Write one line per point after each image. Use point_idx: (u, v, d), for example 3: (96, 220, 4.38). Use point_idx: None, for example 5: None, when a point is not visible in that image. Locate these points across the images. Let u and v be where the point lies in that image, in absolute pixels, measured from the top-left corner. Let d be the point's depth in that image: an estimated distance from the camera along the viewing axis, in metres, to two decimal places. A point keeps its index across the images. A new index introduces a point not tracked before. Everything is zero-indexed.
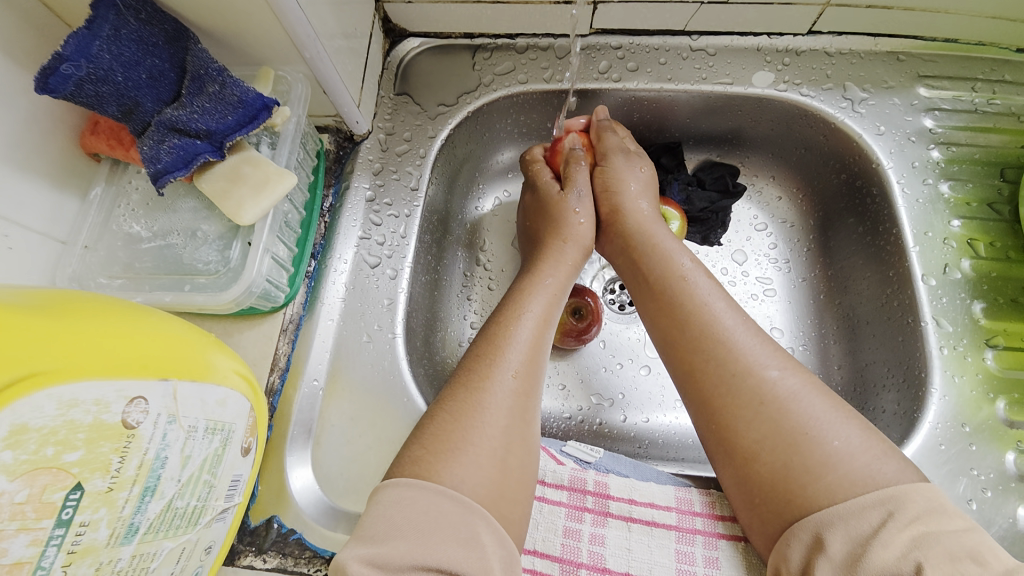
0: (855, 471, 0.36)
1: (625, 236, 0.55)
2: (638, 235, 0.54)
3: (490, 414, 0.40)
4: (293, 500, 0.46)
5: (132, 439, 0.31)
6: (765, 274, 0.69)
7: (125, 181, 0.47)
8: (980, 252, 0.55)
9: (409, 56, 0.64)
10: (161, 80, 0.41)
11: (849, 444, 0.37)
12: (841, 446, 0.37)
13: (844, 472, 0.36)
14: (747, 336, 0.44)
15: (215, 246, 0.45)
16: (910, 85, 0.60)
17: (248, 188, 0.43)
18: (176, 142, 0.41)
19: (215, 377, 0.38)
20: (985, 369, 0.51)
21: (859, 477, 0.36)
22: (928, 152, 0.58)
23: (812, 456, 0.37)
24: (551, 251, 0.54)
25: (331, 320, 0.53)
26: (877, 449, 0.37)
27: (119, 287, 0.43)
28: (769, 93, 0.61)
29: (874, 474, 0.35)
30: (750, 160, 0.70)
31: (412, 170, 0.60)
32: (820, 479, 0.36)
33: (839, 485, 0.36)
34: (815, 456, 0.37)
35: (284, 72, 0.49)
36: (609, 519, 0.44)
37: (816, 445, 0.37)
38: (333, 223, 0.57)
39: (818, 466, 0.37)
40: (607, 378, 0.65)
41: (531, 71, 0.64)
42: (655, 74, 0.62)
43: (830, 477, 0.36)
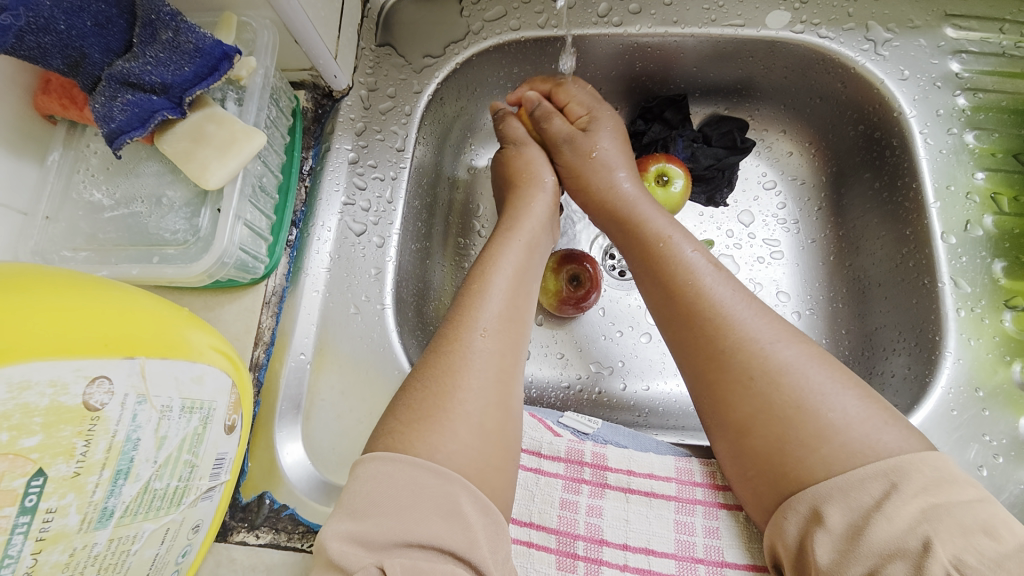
0: (853, 441, 0.35)
1: (609, 208, 0.52)
2: (625, 207, 0.51)
3: (464, 377, 0.38)
4: (284, 477, 0.45)
5: (96, 422, 0.29)
6: (772, 235, 0.66)
7: (83, 144, 0.43)
8: (1004, 208, 0.51)
9: (391, 1, 0.59)
10: (110, 28, 0.38)
11: (846, 415, 0.36)
12: (837, 415, 0.36)
13: (840, 443, 0.35)
14: (739, 305, 0.41)
15: (182, 213, 0.42)
16: (937, 25, 0.55)
17: (213, 148, 0.40)
18: (129, 97, 0.37)
19: (188, 354, 0.35)
20: (1003, 332, 0.48)
21: (857, 447, 0.34)
22: (954, 99, 0.54)
23: (806, 428, 0.36)
24: (523, 204, 0.52)
25: (317, 291, 0.51)
26: (877, 417, 0.36)
27: (84, 260, 0.41)
28: (783, 36, 0.56)
29: (872, 443, 0.34)
30: (760, 112, 0.66)
31: (397, 129, 0.56)
32: (818, 450, 0.35)
33: (834, 457, 0.34)
34: (809, 429, 0.36)
35: (248, 18, 0.45)
36: (607, 490, 0.43)
37: (811, 416, 0.36)
38: (314, 187, 0.53)
39: (812, 438, 0.35)
40: (607, 347, 0.63)
41: (524, 16, 0.58)
42: (660, 16, 0.57)
43: (825, 449, 0.35)
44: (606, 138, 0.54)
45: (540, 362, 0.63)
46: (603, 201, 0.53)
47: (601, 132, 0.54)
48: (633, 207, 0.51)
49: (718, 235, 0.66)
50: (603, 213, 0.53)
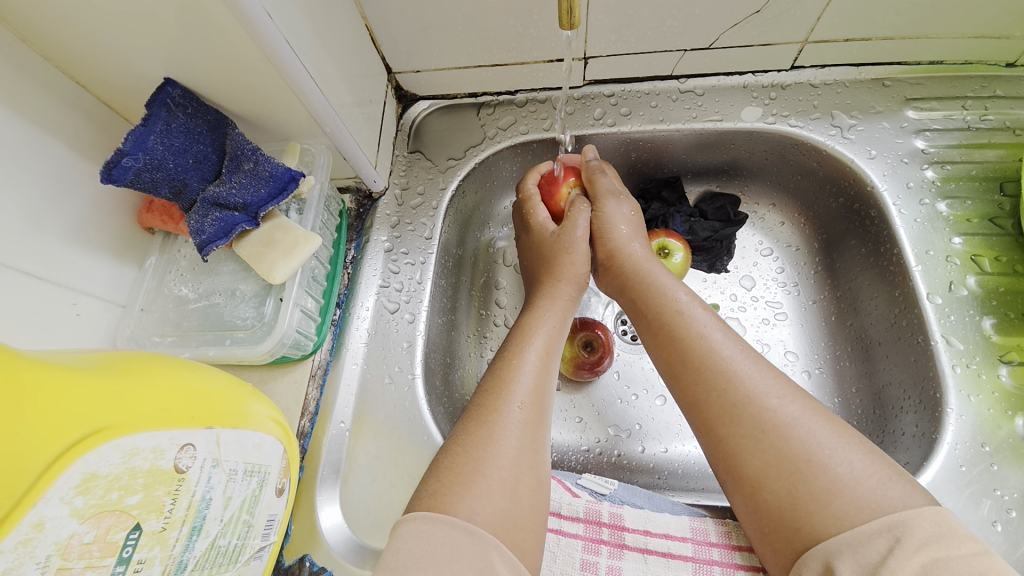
0: (859, 497, 0.36)
1: (624, 276, 0.57)
2: (634, 274, 0.56)
3: (501, 445, 0.42)
4: (323, 540, 0.49)
5: (182, 483, 0.35)
6: (774, 297, 0.70)
7: (176, 250, 0.53)
8: (985, 268, 0.55)
9: (420, 117, 0.71)
10: (205, 162, 0.47)
11: (854, 469, 0.38)
12: (844, 470, 0.38)
13: (849, 499, 0.36)
14: (746, 362, 0.45)
15: (251, 303, 0.50)
16: (899, 109, 0.62)
17: (279, 251, 0.49)
18: (218, 215, 0.47)
19: (252, 424, 0.42)
20: (1001, 387, 0.51)
21: (865, 502, 0.36)
22: (922, 172, 0.60)
23: (816, 482, 0.38)
24: (546, 288, 0.58)
25: (356, 364, 0.57)
26: (883, 473, 0.37)
27: (170, 344, 0.49)
28: (758, 127, 0.64)
29: (877, 499, 0.36)
30: (749, 189, 0.73)
31: (426, 221, 0.65)
32: (827, 506, 0.37)
33: (844, 512, 0.36)
34: (819, 483, 0.38)
35: (308, 145, 0.55)
36: (625, 551, 0.45)
37: (820, 470, 0.38)
38: (355, 273, 0.62)
39: (822, 493, 0.37)
40: (624, 410, 0.66)
41: (531, 122, 0.69)
42: (647, 116, 0.66)
43: (836, 505, 0.37)
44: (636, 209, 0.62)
45: (560, 426, 0.66)
46: (620, 262, 0.58)
47: (631, 203, 0.62)
48: (640, 264, 0.57)
49: (722, 299, 0.71)
50: (619, 274, 0.58)
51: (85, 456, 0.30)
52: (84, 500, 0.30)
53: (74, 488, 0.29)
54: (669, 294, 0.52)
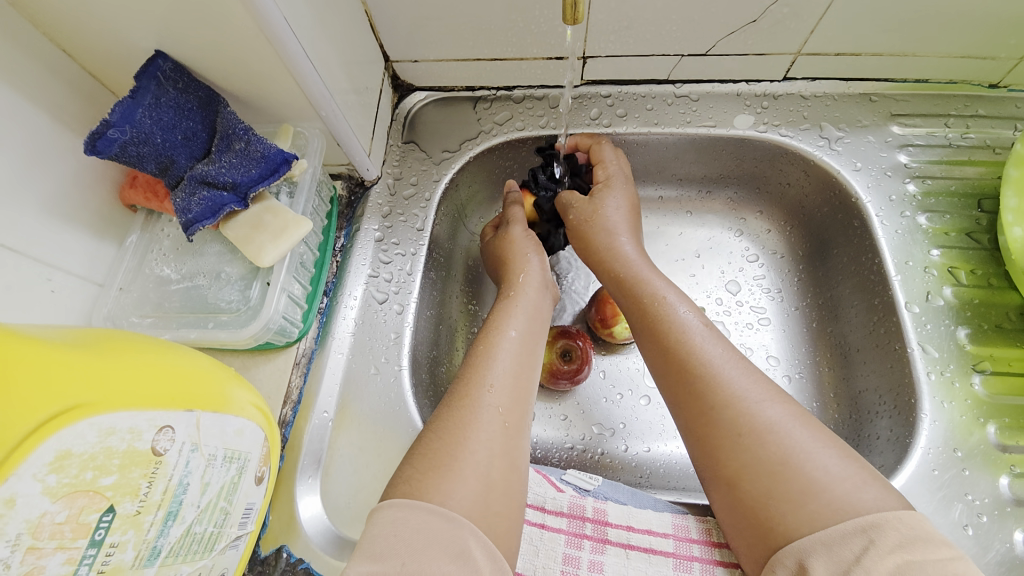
0: (836, 499, 0.37)
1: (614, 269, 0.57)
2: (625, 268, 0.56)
3: (473, 430, 0.43)
4: (303, 532, 0.48)
5: (158, 466, 0.34)
6: (758, 302, 0.71)
7: (158, 229, 0.51)
8: (961, 280, 0.57)
9: (416, 108, 0.71)
10: (194, 139, 0.46)
11: (829, 471, 0.38)
12: (821, 473, 0.39)
13: (826, 500, 0.37)
14: (728, 364, 0.45)
15: (237, 286, 0.47)
16: (884, 124, 0.64)
17: (269, 234, 0.47)
18: (205, 194, 0.46)
19: (234, 409, 0.41)
20: (974, 395, 0.52)
21: (842, 504, 0.37)
22: (905, 186, 0.61)
23: (794, 484, 0.38)
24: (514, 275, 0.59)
25: (341, 353, 0.56)
26: (857, 477, 0.38)
27: (149, 325, 0.46)
28: (750, 135, 0.65)
29: (853, 501, 0.37)
30: (737, 195, 0.74)
31: (418, 213, 0.65)
32: (805, 506, 0.38)
33: (820, 513, 0.37)
34: (797, 483, 0.38)
35: (302, 128, 0.54)
36: (607, 546, 0.45)
37: (796, 472, 0.39)
38: (344, 262, 0.61)
39: (800, 494, 0.38)
40: (608, 409, 0.67)
41: (527, 118, 0.69)
42: (643, 119, 0.67)
43: (813, 505, 0.37)
44: (618, 197, 0.61)
45: (544, 424, 0.66)
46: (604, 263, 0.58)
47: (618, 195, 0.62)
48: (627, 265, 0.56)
49: (708, 303, 0.72)
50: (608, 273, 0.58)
51: (60, 432, 0.29)
52: (58, 478, 0.29)
53: (47, 465, 0.28)
54: (654, 293, 0.53)
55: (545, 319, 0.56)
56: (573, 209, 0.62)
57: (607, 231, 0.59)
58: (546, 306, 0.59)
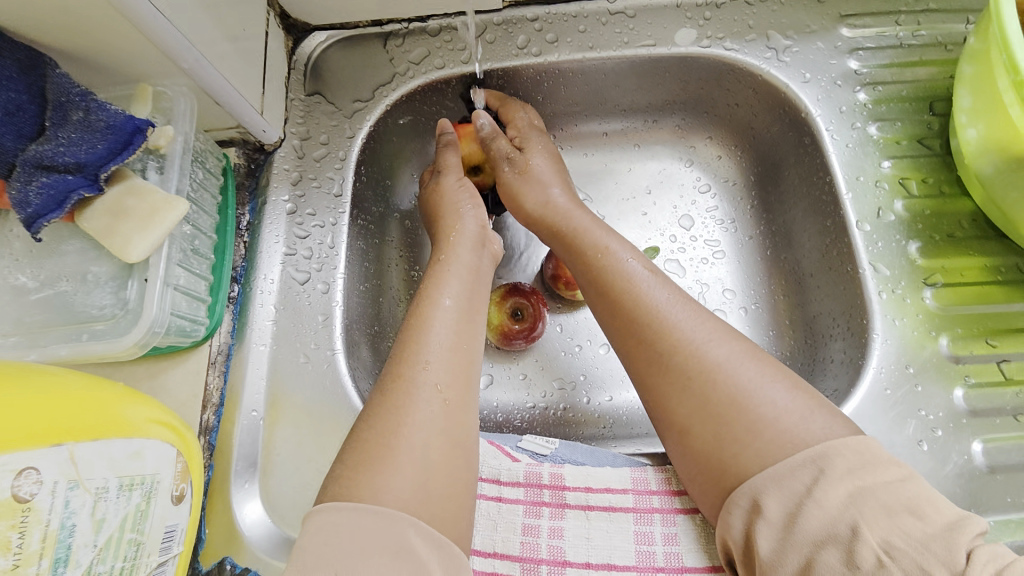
0: (781, 432, 0.36)
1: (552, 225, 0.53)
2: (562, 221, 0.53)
3: (408, 413, 0.40)
4: (246, 540, 0.45)
5: (28, 513, 0.29)
6: (712, 235, 0.68)
7: (4, 229, 0.41)
8: (913, 191, 0.55)
9: (316, 52, 0.61)
10: (20, 114, 0.38)
11: (776, 406, 0.37)
12: (767, 409, 0.37)
13: (771, 437, 0.36)
14: (676, 307, 0.43)
15: (108, 288, 0.40)
16: (834, 27, 0.59)
17: (133, 220, 0.39)
18: (45, 180, 0.38)
19: (127, 430, 0.35)
20: (925, 309, 0.51)
21: (786, 437, 0.36)
22: (855, 95, 0.57)
23: (738, 425, 0.37)
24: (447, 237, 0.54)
25: (264, 345, 0.51)
26: (804, 406, 0.37)
27: (11, 346, 0.39)
28: (692, 52, 0.59)
29: (801, 432, 0.36)
30: (685, 122, 0.69)
31: (333, 176, 0.57)
32: (748, 446, 0.37)
33: (767, 450, 0.36)
34: (741, 425, 0.37)
35: (164, 87, 0.45)
36: (567, 510, 0.43)
37: (744, 413, 0.37)
38: (253, 243, 0.53)
39: (746, 433, 0.37)
40: (568, 362, 0.65)
41: (447, 54, 0.61)
42: (575, 43, 0.60)
43: (757, 443, 0.36)
44: (540, 156, 0.58)
45: (503, 386, 0.63)
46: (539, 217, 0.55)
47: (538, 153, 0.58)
48: (567, 217, 0.53)
49: (662, 241, 0.68)
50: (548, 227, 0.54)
51: None
52: None
53: None
54: (596, 243, 0.49)
55: (484, 278, 0.52)
56: (506, 160, 0.58)
57: (539, 184, 0.56)
58: (488, 263, 0.54)
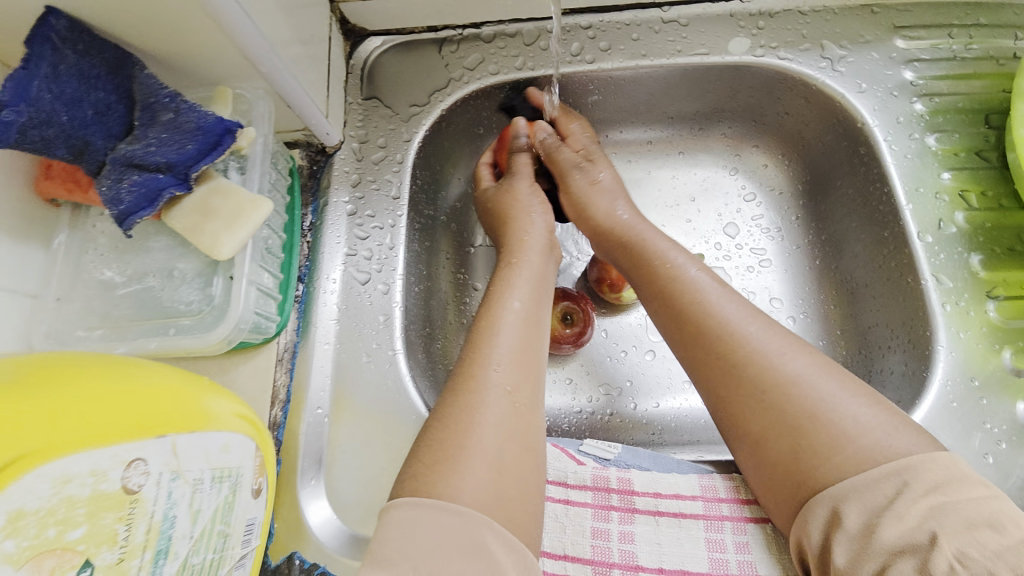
0: (864, 448, 0.36)
1: (615, 238, 0.54)
2: (628, 233, 0.53)
3: (481, 413, 0.40)
4: (313, 535, 0.45)
5: (136, 505, 0.29)
6: (758, 244, 0.68)
7: (90, 225, 0.44)
8: (973, 204, 0.55)
9: (372, 57, 0.62)
10: (109, 113, 0.38)
11: (858, 421, 0.37)
12: (849, 424, 0.37)
13: (854, 451, 0.36)
14: (747, 321, 0.43)
15: (195, 284, 0.41)
16: (888, 38, 0.59)
17: (220, 220, 0.40)
18: (136, 179, 0.38)
19: (215, 424, 0.36)
20: (988, 322, 0.51)
21: (870, 452, 0.36)
22: (912, 105, 0.58)
23: (819, 438, 0.37)
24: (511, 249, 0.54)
25: (327, 343, 0.51)
26: (887, 423, 0.37)
27: (100, 338, 0.41)
28: (747, 60, 0.60)
29: (883, 448, 0.36)
30: (732, 129, 0.69)
31: (391, 178, 0.58)
32: (832, 458, 0.36)
33: (848, 463, 0.36)
34: (821, 438, 0.37)
35: (243, 89, 0.46)
36: (636, 515, 0.43)
37: (825, 426, 0.37)
38: (316, 242, 0.54)
39: (827, 447, 0.37)
40: (613, 368, 0.65)
41: (501, 60, 0.62)
42: (629, 51, 0.60)
43: (841, 457, 0.36)
44: (607, 168, 0.59)
45: (550, 390, 0.64)
46: (610, 231, 0.54)
47: (600, 165, 0.59)
48: (641, 234, 0.52)
49: (707, 249, 0.69)
50: (614, 240, 0.54)
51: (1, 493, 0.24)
52: (15, 543, 0.24)
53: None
54: (659, 258, 0.49)
55: (551, 284, 0.53)
56: (579, 168, 0.59)
57: (608, 195, 0.56)
58: (549, 267, 0.54)
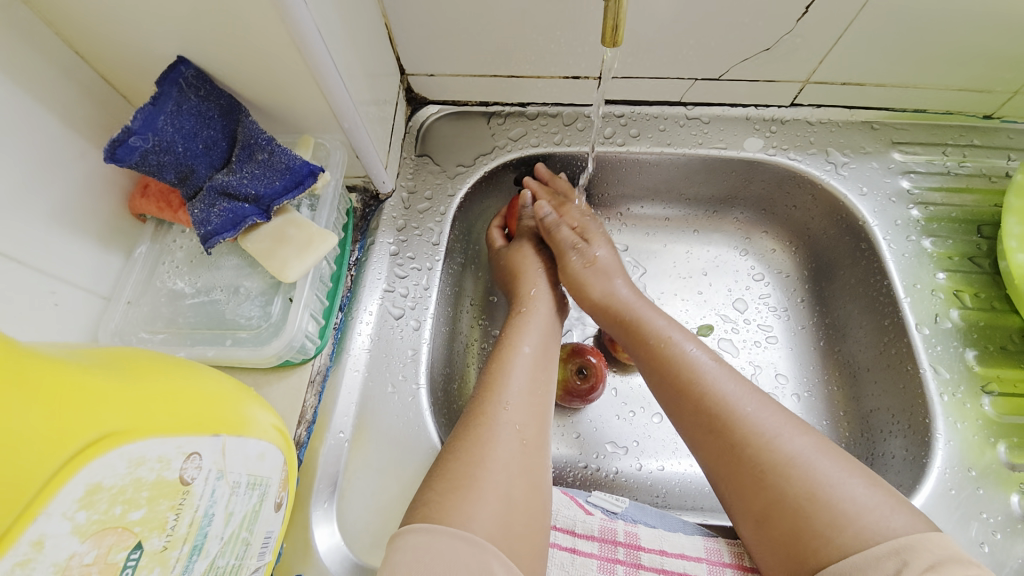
0: (868, 527, 0.37)
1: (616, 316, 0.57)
2: (627, 311, 0.56)
3: (491, 449, 0.43)
4: (317, 558, 0.46)
5: (186, 496, 0.32)
6: (765, 321, 0.72)
7: (170, 240, 0.49)
8: (967, 302, 0.59)
9: (428, 121, 0.70)
10: (214, 149, 0.45)
11: (858, 502, 0.39)
12: (849, 504, 0.39)
13: (854, 531, 0.37)
14: (743, 399, 0.46)
15: (258, 301, 0.46)
16: (886, 151, 0.67)
17: (293, 247, 0.45)
18: (226, 205, 0.44)
19: (256, 431, 0.38)
20: (984, 415, 0.54)
21: (870, 532, 0.37)
22: (908, 211, 0.64)
23: (818, 518, 0.39)
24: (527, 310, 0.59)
25: (357, 371, 0.54)
26: (884, 505, 0.39)
27: (162, 341, 0.45)
28: (760, 157, 0.67)
29: (883, 529, 0.37)
30: (744, 215, 0.75)
31: (434, 227, 0.64)
32: (832, 538, 0.38)
33: (849, 545, 0.37)
34: (823, 516, 0.39)
35: (323, 139, 0.53)
36: (640, 571, 0.44)
37: (825, 507, 0.39)
38: (359, 276, 0.59)
39: (827, 527, 0.38)
40: (620, 427, 0.67)
41: (542, 135, 0.70)
42: (655, 139, 0.68)
43: (841, 538, 0.38)
44: (603, 247, 0.63)
45: (557, 442, 0.65)
46: (606, 308, 0.58)
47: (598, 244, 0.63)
48: (637, 312, 0.56)
49: (716, 321, 0.73)
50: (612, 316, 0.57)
51: (90, 465, 0.27)
52: (87, 515, 0.26)
53: (77, 502, 0.26)
54: (659, 333, 0.53)
55: (557, 341, 0.57)
56: (574, 250, 0.63)
57: (604, 274, 0.60)
58: (557, 328, 0.58)
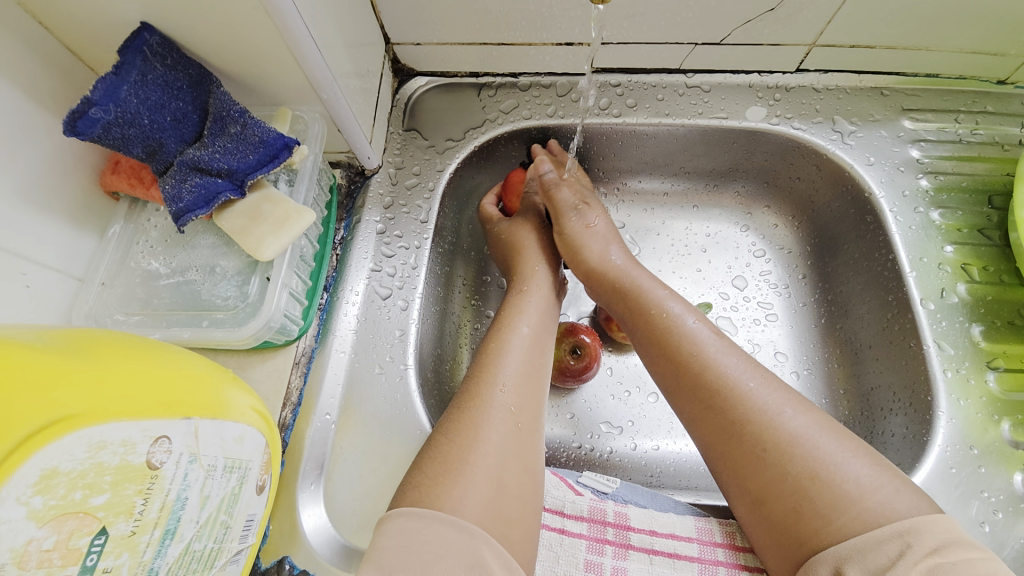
0: (869, 510, 0.36)
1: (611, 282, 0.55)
2: (624, 278, 0.55)
3: (485, 431, 0.42)
4: (305, 540, 0.45)
5: (154, 481, 0.31)
6: (766, 298, 0.70)
7: (145, 219, 0.47)
8: (975, 277, 0.57)
9: (417, 94, 0.67)
10: (185, 122, 0.43)
11: (860, 483, 0.37)
12: (850, 486, 0.37)
13: (855, 514, 0.36)
14: (744, 375, 0.44)
15: (233, 281, 0.45)
16: (896, 118, 0.63)
17: (269, 224, 0.44)
18: (198, 181, 0.42)
19: (233, 414, 0.37)
20: (988, 392, 0.52)
21: (874, 515, 0.36)
22: (917, 181, 0.61)
23: (820, 501, 0.38)
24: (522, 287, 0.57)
25: (343, 352, 0.53)
26: (890, 483, 0.37)
27: (136, 323, 0.43)
28: (763, 127, 0.64)
29: (889, 510, 0.36)
30: (745, 189, 0.73)
31: (421, 204, 0.62)
32: (833, 520, 0.37)
33: (851, 526, 0.36)
34: (825, 498, 0.37)
35: (301, 112, 0.50)
36: (630, 551, 0.44)
37: (826, 487, 0.38)
38: (344, 255, 0.58)
39: (828, 508, 0.37)
40: (615, 407, 0.66)
41: (534, 107, 0.67)
42: (653, 109, 0.65)
43: (842, 520, 0.36)
44: (602, 215, 0.62)
45: (551, 422, 0.65)
46: (599, 275, 0.57)
47: (596, 211, 0.62)
48: (633, 279, 0.54)
49: (715, 298, 0.71)
50: (608, 285, 0.56)
51: (45, 449, 0.26)
52: (44, 500, 0.26)
53: (32, 486, 0.25)
54: (656, 307, 0.51)
55: (553, 316, 0.55)
56: (574, 212, 0.61)
57: (601, 240, 0.59)
58: (552, 305, 0.57)
